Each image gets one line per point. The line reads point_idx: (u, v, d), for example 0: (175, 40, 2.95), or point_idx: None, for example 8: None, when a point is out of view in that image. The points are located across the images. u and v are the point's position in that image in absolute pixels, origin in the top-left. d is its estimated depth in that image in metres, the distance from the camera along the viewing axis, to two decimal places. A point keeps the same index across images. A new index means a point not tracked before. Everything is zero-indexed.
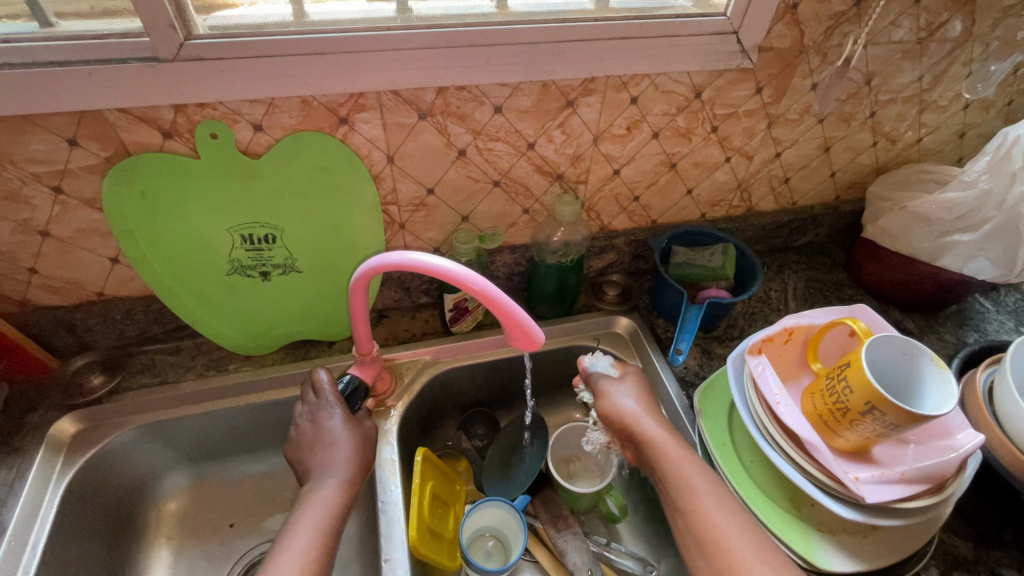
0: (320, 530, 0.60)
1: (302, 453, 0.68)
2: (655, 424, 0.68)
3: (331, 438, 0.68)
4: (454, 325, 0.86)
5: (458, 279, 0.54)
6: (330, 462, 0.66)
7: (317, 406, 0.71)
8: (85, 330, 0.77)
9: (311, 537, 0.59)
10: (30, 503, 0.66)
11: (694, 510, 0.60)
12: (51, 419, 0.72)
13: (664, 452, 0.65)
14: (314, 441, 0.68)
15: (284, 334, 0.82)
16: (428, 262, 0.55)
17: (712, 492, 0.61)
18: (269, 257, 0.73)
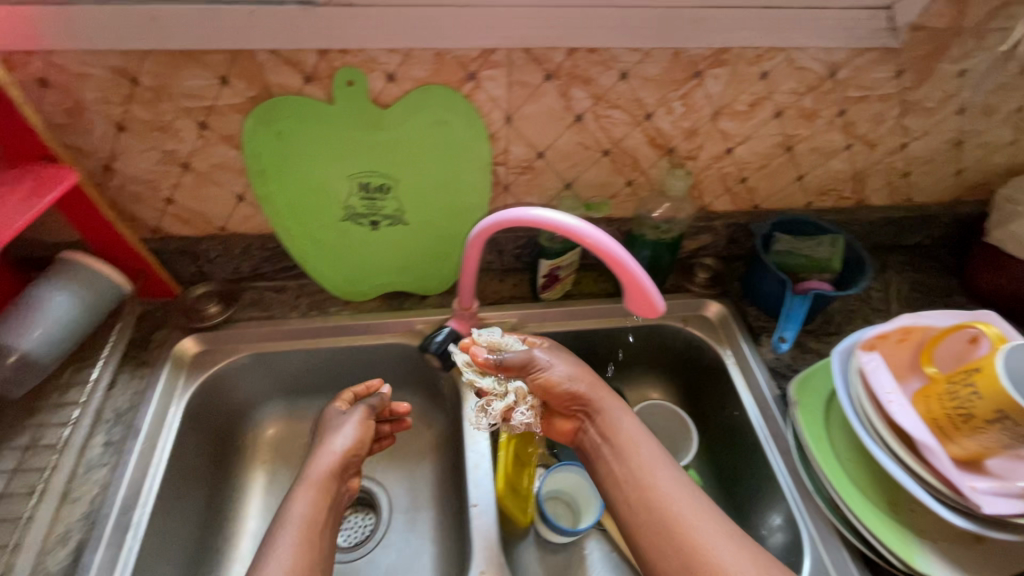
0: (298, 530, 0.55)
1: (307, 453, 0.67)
2: (603, 399, 0.68)
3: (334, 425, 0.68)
4: (544, 291, 0.87)
5: (583, 237, 0.54)
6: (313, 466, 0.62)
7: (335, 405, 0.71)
8: (206, 261, 0.82)
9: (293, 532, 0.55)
10: (159, 410, 0.72)
11: (653, 490, 0.60)
12: (175, 339, 0.79)
13: (625, 430, 0.66)
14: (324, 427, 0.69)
15: (383, 284, 0.85)
16: (553, 216, 0.55)
17: (672, 475, 0.62)
18: (381, 207, 0.76)
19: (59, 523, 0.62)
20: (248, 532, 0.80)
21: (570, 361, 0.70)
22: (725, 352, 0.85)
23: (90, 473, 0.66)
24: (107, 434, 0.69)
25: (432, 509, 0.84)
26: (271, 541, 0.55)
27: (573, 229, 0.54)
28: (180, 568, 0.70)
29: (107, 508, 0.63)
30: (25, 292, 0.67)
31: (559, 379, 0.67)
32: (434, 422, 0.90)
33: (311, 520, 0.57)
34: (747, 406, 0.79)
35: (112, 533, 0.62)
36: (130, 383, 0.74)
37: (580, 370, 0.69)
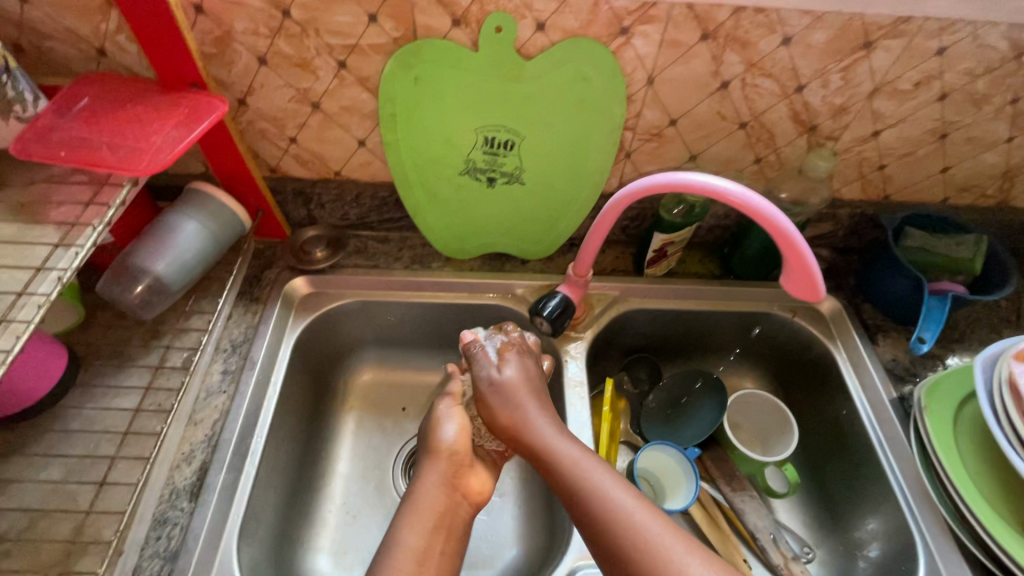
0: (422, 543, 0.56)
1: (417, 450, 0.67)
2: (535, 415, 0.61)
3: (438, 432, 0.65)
4: (649, 267, 0.84)
5: (770, 222, 0.53)
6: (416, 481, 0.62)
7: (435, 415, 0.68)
8: (317, 205, 0.83)
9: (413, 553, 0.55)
10: (272, 346, 0.74)
11: (610, 515, 0.52)
12: (285, 278, 0.80)
13: (558, 450, 0.58)
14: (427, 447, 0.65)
15: (487, 243, 0.84)
16: (717, 184, 0.55)
17: (618, 491, 0.54)
18: (501, 163, 0.74)
19: (184, 442, 0.64)
20: (340, 473, 0.82)
21: (517, 389, 0.64)
22: (836, 348, 0.81)
23: (209, 399, 0.68)
24: (224, 363, 0.72)
25: (516, 472, 0.84)
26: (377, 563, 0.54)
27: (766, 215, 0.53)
28: (283, 497, 0.73)
29: (227, 434, 0.66)
30: (159, 220, 0.69)
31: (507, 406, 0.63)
32: None
33: (421, 551, 0.55)
34: (858, 406, 0.76)
35: (232, 458, 0.64)
36: (243, 317, 0.76)
37: (515, 390, 0.64)
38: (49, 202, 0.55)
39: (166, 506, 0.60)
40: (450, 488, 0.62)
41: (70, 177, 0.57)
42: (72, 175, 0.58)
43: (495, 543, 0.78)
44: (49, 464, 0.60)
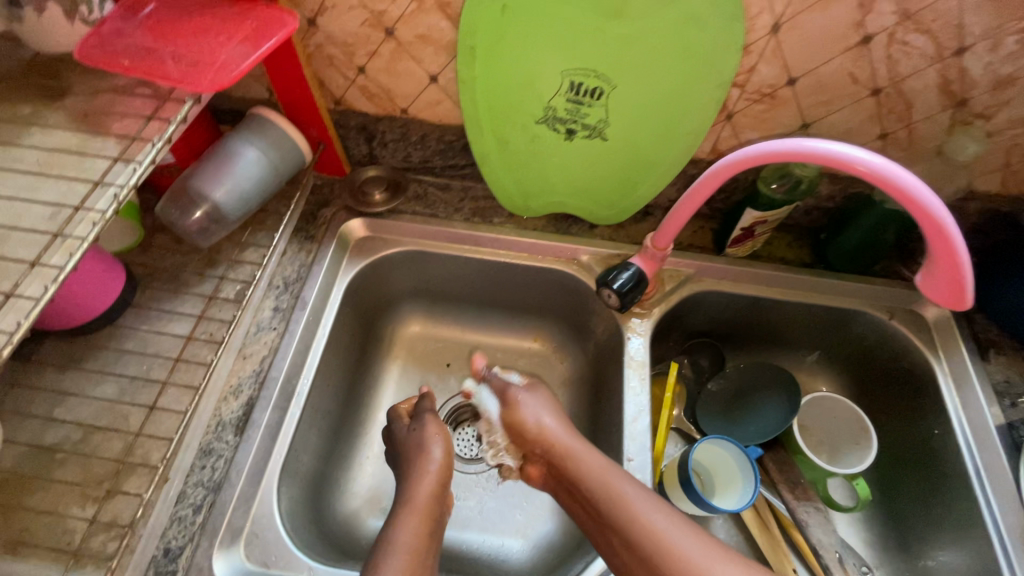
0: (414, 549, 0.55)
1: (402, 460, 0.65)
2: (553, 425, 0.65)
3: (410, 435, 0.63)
4: (732, 246, 0.76)
5: (926, 211, 0.48)
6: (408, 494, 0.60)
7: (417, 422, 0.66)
8: (379, 144, 0.78)
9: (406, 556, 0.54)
10: (324, 287, 0.72)
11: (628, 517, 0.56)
12: (342, 219, 0.77)
13: (580, 458, 0.62)
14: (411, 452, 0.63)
15: (554, 202, 0.77)
16: (848, 155, 0.49)
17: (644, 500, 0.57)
18: (585, 114, 0.66)
19: (233, 375, 0.64)
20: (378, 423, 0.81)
21: (535, 402, 0.68)
22: (937, 360, 0.71)
23: (259, 334, 0.67)
24: (276, 300, 0.70)
25: None
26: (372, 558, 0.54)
27: (924, 204, 0.47)
28: (325, 440, 0.72)
29: (275, 372, 0.64)
30: (220, 143, 0.66)
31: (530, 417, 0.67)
32: (572, 357, 0.86)
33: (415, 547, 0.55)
34: (958, 430, 0.67)
35: (278, 398, 0.63)
36: (297, 255, 0.74)
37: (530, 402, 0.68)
38: (110, 113, 0.52)
39: (212, 437, 0.59)
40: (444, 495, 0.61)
41: (133, 89, 0.54)
42: (135, 87, 0.55)
43: (530, 513, 0.76)
44: (104, 381, 0.60)
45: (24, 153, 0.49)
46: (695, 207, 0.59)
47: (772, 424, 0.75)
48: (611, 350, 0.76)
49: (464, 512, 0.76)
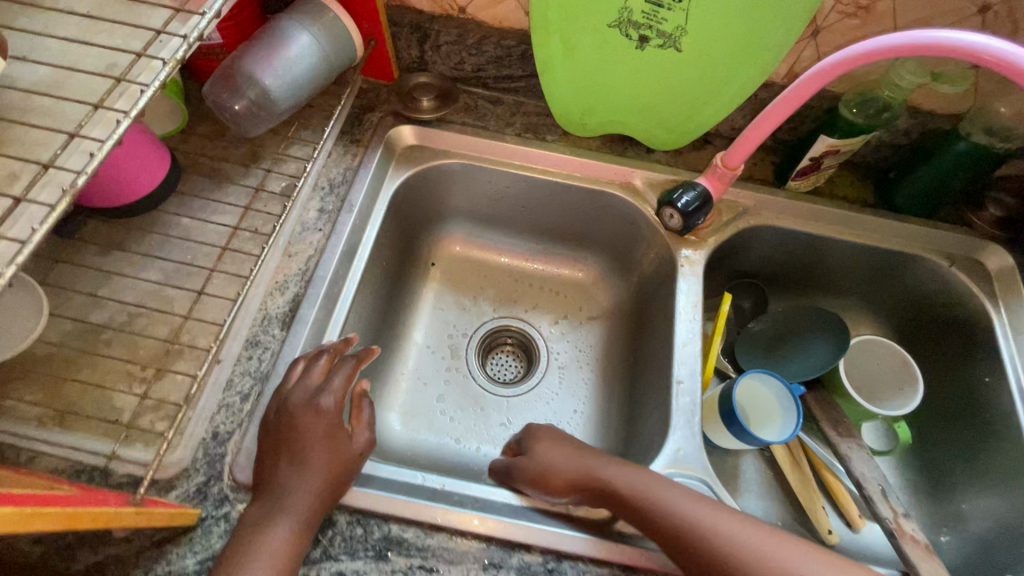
0: (317, 414, 0.52)
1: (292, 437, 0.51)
2: (607, 470, 0.53)
3: (310, 458, 0.49)
4: (795, 179, 0.72)
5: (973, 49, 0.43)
6: (301, 471, 0.49)
7: (307, 405, 0.52)
8: (432, 47, 0.73)
9: (303, 431, 0.51)
10: (372, 190, 0.70)
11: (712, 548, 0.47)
12: (390, 124, 0.73)
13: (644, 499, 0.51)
14: (293, 441, 0.50)
15: (612, 121, 0.74)
16: (885, 41, 0.47)
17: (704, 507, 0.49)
18: (662, 19, 0.62)
19: (278, 272, 0.62)
20: (415, 343, 0.80)
21: (561, 450, 0.56)
22: (996, 311, 0.69)
23: (305, 234, 0.64)
24: (321, 202, 0.67)
25: (593, 373, 0.81)
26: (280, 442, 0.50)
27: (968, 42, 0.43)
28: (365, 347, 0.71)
29: (321, 272, 0.62)
30: (271, 25, 0.62)
31: (542, 461, 0.55)
32: (612, 289, 0.84)
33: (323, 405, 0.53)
34: (1009, 375, 0.66)
35: (325, 297, 0.62)
36: (343, 158, 0.70)
37: (582, 453, 0.56)
38: None
39: (258, 330, 0.58)
40: (335, 433, 0.52)
41: None
42: None
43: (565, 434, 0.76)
44: (149, 266, 0.59)
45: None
46: (755, 141, 0.57)
47: (814, 362, 0.74)
48: (659, 278, 0.74)
49: (497, 430, 0.76)
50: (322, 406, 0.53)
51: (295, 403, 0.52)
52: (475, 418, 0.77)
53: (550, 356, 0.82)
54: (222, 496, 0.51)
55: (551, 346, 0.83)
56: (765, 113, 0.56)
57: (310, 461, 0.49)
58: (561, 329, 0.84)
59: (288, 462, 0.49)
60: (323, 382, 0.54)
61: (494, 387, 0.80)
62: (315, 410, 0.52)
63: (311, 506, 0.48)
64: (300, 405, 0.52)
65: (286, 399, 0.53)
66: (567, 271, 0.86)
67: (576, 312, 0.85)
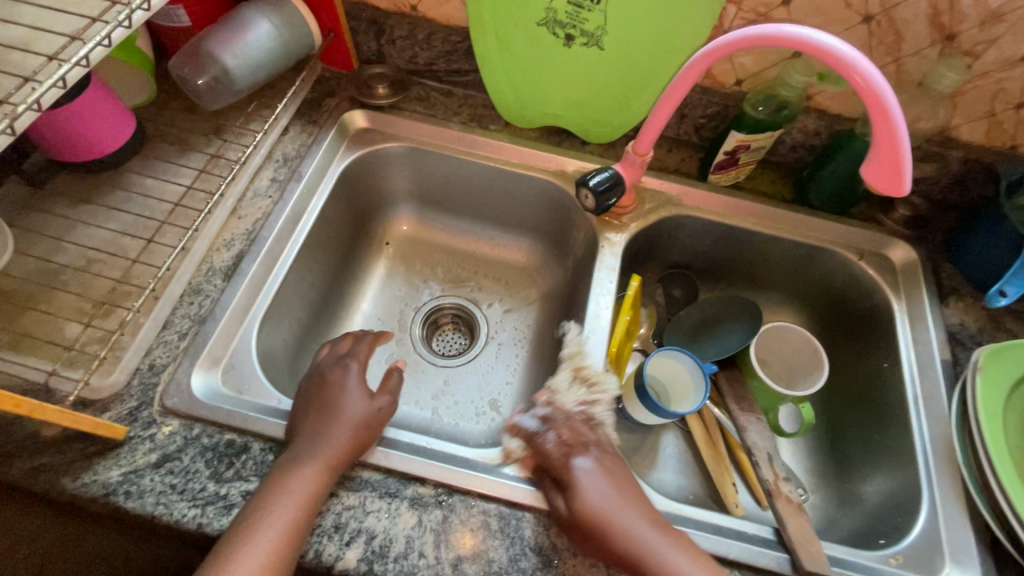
0: (332, 375, 0.60)
1: (314, 398, 0.58)
2: (643, 531, 0.50)
3: (337, 406, 0.57)
4: (715, 172, 0.78)
5: (795, 38, 0.49)
6: (321, 424, 0.55)
7: (334, 364, 0.62)
8: (388, 41, 0.81)
9: (319, 389, 0.59)
10: (322, 165, 0.76)
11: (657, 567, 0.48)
12: (345, 108, 0.81)
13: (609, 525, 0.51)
14: (323, 396, 0.58)
15: (548, 114, 0.80)
16: (732, 39, 0.52)
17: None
18: (584, 19, 0.68)
19: (225, 231, 0.68)
20: (363, 314, 0.86)
21: (602, 485, 0.53)
22: (897, 301, 0.74)
23: (255, 199, 0.71)
24: (274, 172, 0.74)
25: (526, 349, 0.86)
26: (311, 392, 0.59)
27: (790, 31, 0.49)
28: (307, 309, 0.77)
29: (265, 233, 0.69)
30: (235, 12, 0.69)
31: (595, 503, 0.51)
32: (552, 272, 0.90)
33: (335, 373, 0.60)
34: (901, 360, 0.71)
35: (267, 254, 0.68)
36: (299, 136, 0.78)
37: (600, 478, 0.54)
38: None
39: (202, 279, 0.65)
40: (345, 388, 0.59)
41: None
42: None
43: (494, 402, 0.81)
44: (110, 217, 0.66)
45: None
46: (653, 130, 0.64)
47: (730, 345, 0.79)
48: (586, 260, 0.80)
49: (430, 396, 0.81)
50: (349, 369, 0.61)
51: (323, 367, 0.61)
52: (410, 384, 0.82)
53: (489, 332, 0.88)
54: (150, 419, 0.56)
55: (491, 323, 0.89)
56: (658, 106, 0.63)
57: (336, 414, 0.56)
58: (501, 307, 0.90)
59: (316, 413, 0.56)
60: (348, 352, 0.64)
61: (432, 358, 0.85)
62: (343, 369, 0.61)
63: (343, 454, 0.54)
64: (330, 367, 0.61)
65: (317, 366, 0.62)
66: (512, 255, 0.92)
67: (517, 293, 0.91)
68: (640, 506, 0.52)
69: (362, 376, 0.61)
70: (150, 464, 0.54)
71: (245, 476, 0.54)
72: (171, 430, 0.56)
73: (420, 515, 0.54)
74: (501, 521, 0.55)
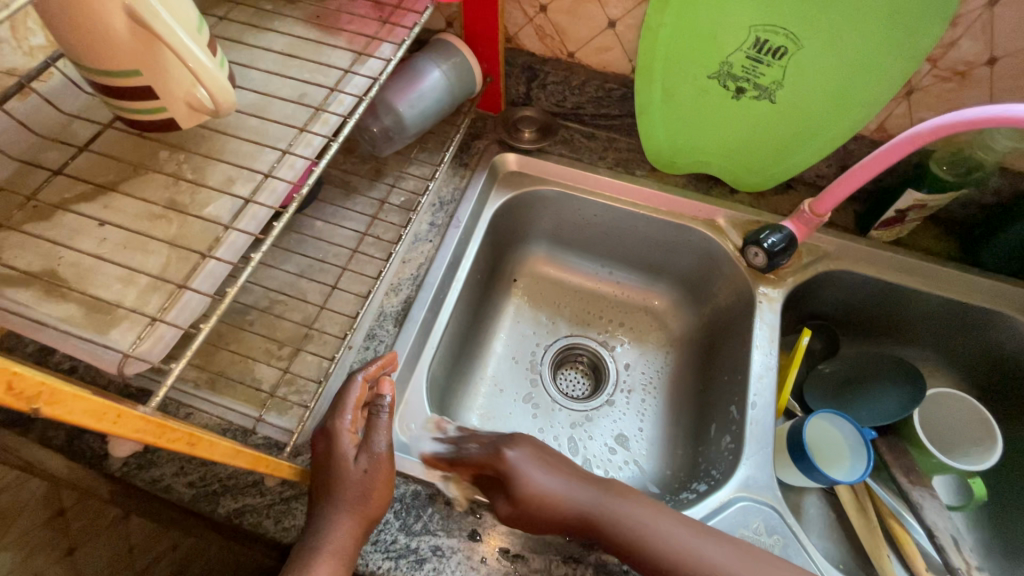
0: (325, 439, 0.52)
1: (316, 477, 0.51)
2: (594, 496, 0.54)
3: (335, 490, 0.50)
4: (879, 228, 0.75)
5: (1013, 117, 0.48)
6: (325, 520, 0.49)
7: (319, 430, 0.52)
8: (539, 85, 0.82)
9: (317, 464, 0.51)
10: (476, 209, 0.78)
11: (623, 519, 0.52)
12: (494, 151, 0.82)
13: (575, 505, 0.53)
14: (322, 477, 0.51)
15: (700, 163, 0.79)
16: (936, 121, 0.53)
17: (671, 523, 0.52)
18: (760, 74, 0.67)
19: (394, 276, 0.70)
20: (495, 351, 0.87)
21: (539, 470, 0.55)
22: None
23: (417, 244, 0.73)
24: (432, 217, 0.75)
25: (660, 395, 0.85)
26: (316, 474, 0.51)
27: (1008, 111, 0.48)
28: (452, 350, 0.78)
29: (430, 279, 0.70)
30: (409, 62, 0.71)
31: (537, 486, 0.54)
32: (686, 317, 0.88)
33: (321, 442, 0.52)
34: None
35: (433, 300, 0.69)
36: (452, 179, 0.79)
37: (540, 464, 0.56)
38: (339, 14, 0.58)
39: (376, 324, 0.66)
40: (339, 458, 0.51)
41: None
42: None
43: (632, 450, 0.80)
44: (288, 259, 0.69)
45: (271, 39, 0.57)
46: (846, 192, 0.62)
47: (889, 410, 0.75)
48: (735, 311, 0.78)
49: (568, 440, 0.80)
50: (335, 428, 0.52)
51: (319, 430, 0.52)
52: (545, 425, 0.81)
53: (620, 376, 0.86)
54: None
55: (621, 366, 0.87)
56: (853, 168, 0.61)
57: (334, 500, 0.50)
58: (631, 350, 0.89)
59: (321, 499, 0.50)
60: (341, 403, 0.53)
61: (565, 400, 0.84)
62: (325, 433, 0.52)
63: (354, 538, 0.50)
64: (316, 431, 0.53)
65: (319, 424, 0.53)
66: (644, 297, 0.90)
67: (647, 334, 0.89)
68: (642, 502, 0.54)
69: (350, 435, 0.52)
70: None
71: (434, 530, 0.56)
72: None
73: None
74: None
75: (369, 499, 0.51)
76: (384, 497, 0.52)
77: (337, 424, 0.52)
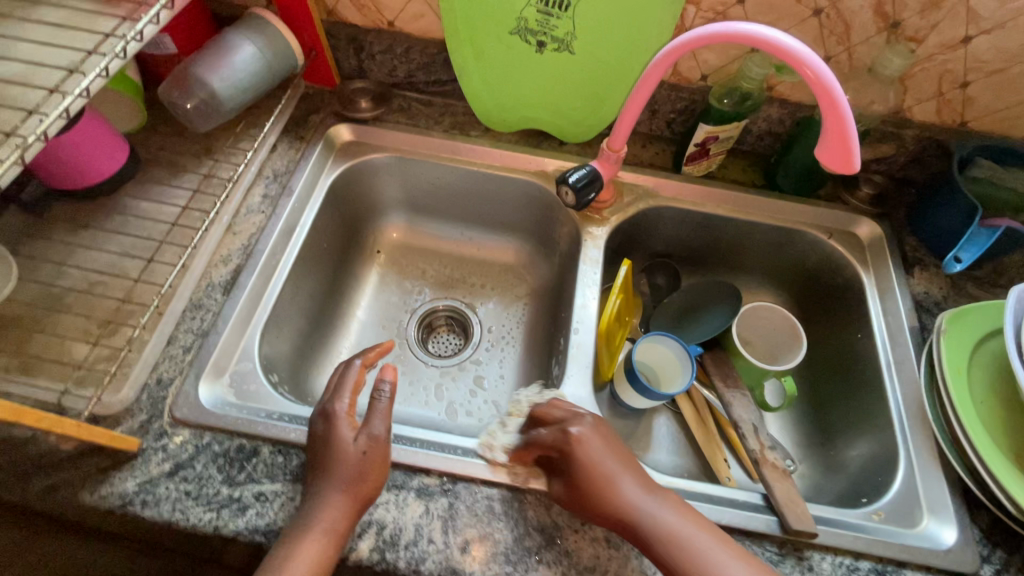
0: (324, 417, 0.57)
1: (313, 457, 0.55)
2: (639, 499, 0.53)
3: (331, 467, 0.53)
4: (688, 163, 0.82)
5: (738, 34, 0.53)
6: (318, 494, 0.52)
7: (320, 411, 0.57)
8: (368, 57, 0.84)
9: (315, 448, 0.55)
10: (312, 178, 0.79)
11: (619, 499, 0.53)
12: (329, 125, 0.83)
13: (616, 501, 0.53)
14: (319, 457, 0.55)
15: (526, 117, 0.84)
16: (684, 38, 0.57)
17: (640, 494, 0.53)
18: (554, 26, 0.72)
19: (223, 247, 0.71)
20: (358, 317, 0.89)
21: (608, 457, 0.55)
22: (866, 275, 0.78)
23: (249, 215, 0.74)
24: (265, 189, 0.76)
25: (519, 343, 0.89)
26: (316, 459, 0.55)
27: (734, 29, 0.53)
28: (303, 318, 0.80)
29: (261, 246, 0.71)
30: (220, 36, 0.72)
31: (625, 497, 0.53)
32: (541, 269, 0.93)
33: (323, 424, 0.56)
34: (875, 331, 0.74)
35: (264, 266, 0.70)
36: (287, 152, 0.80)
37: (626, 467, 0.55)
38: None
39: (201, 294, 0.67)
40: (336, 435, 0.55)
41: None
42: None
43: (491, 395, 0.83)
44: (108, 240, 0.68)
45: (45, 12, 0.56)
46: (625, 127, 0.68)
47: (715, 326, 0.82)
48: (572, 253, 0.83)
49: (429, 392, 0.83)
50: (333, 411, 0.57)
51: (318, 414, 0.58)
52: (408, 383, 0.84)
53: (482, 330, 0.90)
54: (161, 431, 0.58)
55: (484, 322, 0.91)
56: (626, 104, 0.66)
57: (329, 476, 0.53)
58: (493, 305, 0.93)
59: (315, 477, 0.54)
60: (341, 389, 0.59)
61: (428, 356, 0.87)
62: (326, 416, 0.57)
63: (345, 517, 0.51)
64: (318, 415, 0.58)
65: (321, 407, 0.58)
66: (501, 253, 0.95)
67: (508, 289, 0.94)
68: (631, 468, 0.55)
69: (348, 415, 0.57)
70: (163, 474, 0.56)
71: (259, 477, 0.57)
72: (182, 440, 0.58)
73: (427, 503, 0.57)
74: (505, 505, 0.58)
75: (363, 477, 0.53)
76: (380, 479, 0.54)
77: (335, 408, 0.57)
